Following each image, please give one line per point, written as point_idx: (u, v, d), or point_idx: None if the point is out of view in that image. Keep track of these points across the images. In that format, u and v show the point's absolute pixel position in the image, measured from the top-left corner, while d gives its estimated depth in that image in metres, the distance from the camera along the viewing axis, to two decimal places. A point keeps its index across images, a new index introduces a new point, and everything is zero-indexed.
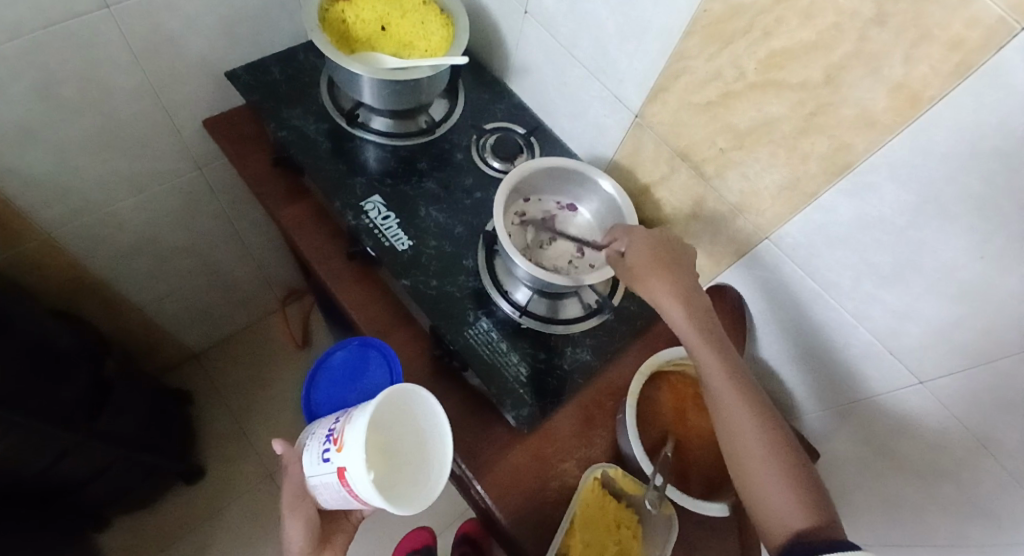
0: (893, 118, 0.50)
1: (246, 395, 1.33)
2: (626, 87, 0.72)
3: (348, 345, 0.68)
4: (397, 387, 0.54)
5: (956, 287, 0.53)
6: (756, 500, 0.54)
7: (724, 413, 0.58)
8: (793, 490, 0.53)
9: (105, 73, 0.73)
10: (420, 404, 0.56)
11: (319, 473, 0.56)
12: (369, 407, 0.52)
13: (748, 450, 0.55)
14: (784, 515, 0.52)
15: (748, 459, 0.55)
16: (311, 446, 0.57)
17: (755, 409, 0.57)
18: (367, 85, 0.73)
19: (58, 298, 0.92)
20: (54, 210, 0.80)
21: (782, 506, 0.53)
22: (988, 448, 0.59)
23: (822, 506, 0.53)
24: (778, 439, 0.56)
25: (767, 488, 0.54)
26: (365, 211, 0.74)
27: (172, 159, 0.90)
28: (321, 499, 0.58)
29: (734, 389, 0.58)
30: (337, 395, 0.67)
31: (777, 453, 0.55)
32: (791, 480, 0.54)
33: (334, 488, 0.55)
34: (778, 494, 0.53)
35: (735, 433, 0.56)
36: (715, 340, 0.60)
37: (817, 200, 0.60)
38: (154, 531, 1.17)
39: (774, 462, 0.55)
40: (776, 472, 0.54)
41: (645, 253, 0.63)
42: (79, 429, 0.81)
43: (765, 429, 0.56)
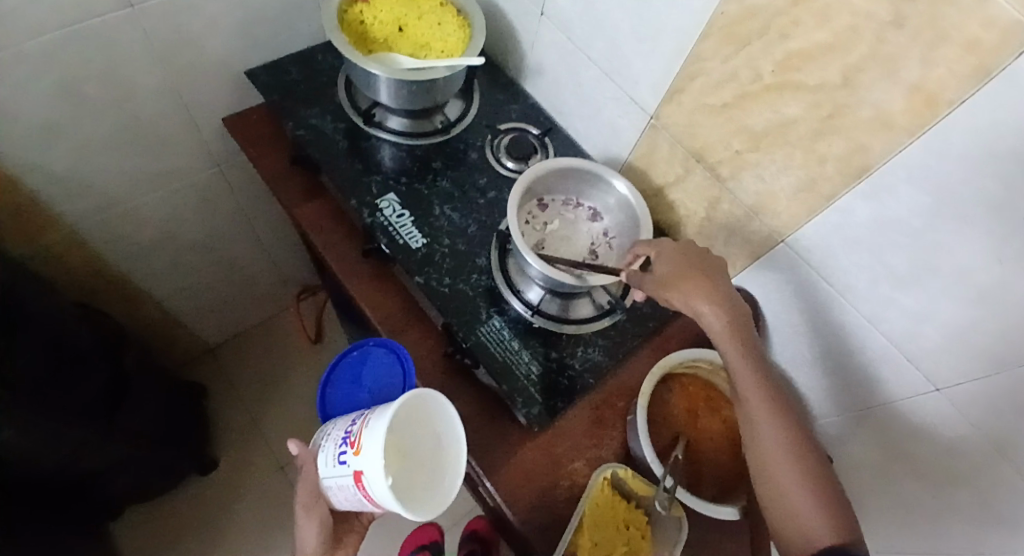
0: (910, 120, 0.49)
1: (260, 390, 1.34)
2: (641, 88, 0.73)
3: (364, 345, 0.69)
4: (415, 392, 0.55)
5: (974, 291, 0.52)
6: (783, 512, 0.53)
7: (754, 421, 0.57)
8: (820, 502, 0.53)
9: (129, 71, 0.74)
10: (435, 408, 0.56)
11: (334, 475, 0.56)
12: (387, 410, 0.53)
13: (778, 461, 0.54)
14: (812, 529, 0.52)
15: (778, 469, 0.54)
16: (326, 447, 0.58)
17: (785, 420, 0.56)
18: (384, 85, 0.74)
19: (79, 291, 0.94)
20: (77, 204, 0.82)
21: (810, 519, 0.52)
22: (1006, 455, 0.58)
23: (848, 521, 0.52)
24: (808, 452, 0.55)
25: (796, 500, 0.53)
26: (380, 209, 0.75)
27: (192, 156, 0.91)
28: (335, 500, 0.59)
29: (767, 399, 0.57)
30: (352, 396, 0.68)
31: (806, 465, 0.54)
32: (818, 492, 0.53)
33: (349, 490, 0.56)
34: (807, 507, 0.52)
35: (764, 442, 0.55)
36: (749, 348, 0.58)
37: (833, 201, 0.59)
38: (168, 523, 1.19)
39: (805, 474, 0.54)
40: (805, 484, 0.53)
41: (675, 259, 0.62)
42: (95, 420, 0.83)
43: (796, 441, 0.55)
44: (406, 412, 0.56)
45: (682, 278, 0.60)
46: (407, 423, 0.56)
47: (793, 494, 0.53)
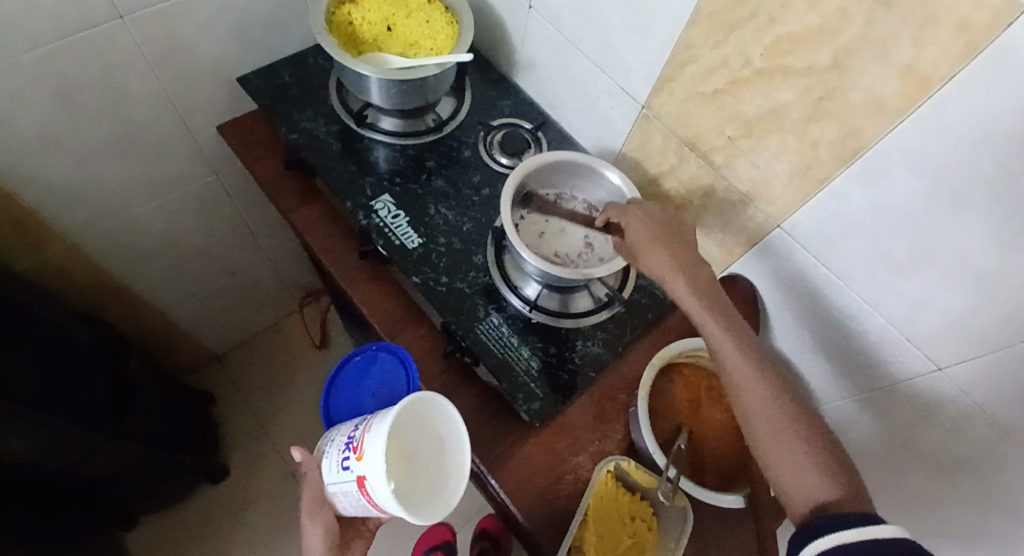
0: (902, 102, 0.49)
1: (267, 395, 1.35)
2: (632, 79, 0.72)
3: (366, 349, 0.69)
4: (417, 394, 0.54)
5: (972, 272, 0.52)
6: (775, 471, 0.51)
7: (736, 386, 0.55)
8: (814, 459, 0.50)
9: (122, 82, 0.75)
10: (436, 410, 0.57)
11: (338, 481, 0.57)
12: (388, 414, 0.53)
13: (763, 421, 0.53)
14: (805, 486, 0.49)
15: (764, 429, 0.53)
16: (330, 454, 0.58)
17: (771, 383, 0.54)
18: (374, 86, 0.74)
19: (83, 302, 0.95)
20: (76, 215, 0.83)
21: (801, 476, 0.50)
22: (1011, 436, 0.58)
23: (848, 478, 0.49)
24: (797, 413, 0.53)
25: (787, 459, 0.51)
26: (375, 210, 0.75)
27: (187, 164, 0.92)
28: (341, 506, 0.60)
29: (748, 363, 0.56)
30: (356, 400, 0.68)
31: (797, 425, 0.52)
32: (812, 450, 0.51)
33: (354, 496, 0.56)
34: (798, 463, 0.50)
35: (749, 405, 0.54)
36: (725, 315, 0.58)
37: (828, 186, 0.59)
38: (181, 528, 1.20)
39: (793, 433, 0.52)
40: (795, 442, 0.51)
41: (650, 236, 0.64)
42: (104, 430, 0.84)
43: (781, 402, 0.53)
44: (408, 416, 0.56)
45: (655, 253, 0.62)
46: (410, 427, 0.56)
47: (782, 452, 0.51)
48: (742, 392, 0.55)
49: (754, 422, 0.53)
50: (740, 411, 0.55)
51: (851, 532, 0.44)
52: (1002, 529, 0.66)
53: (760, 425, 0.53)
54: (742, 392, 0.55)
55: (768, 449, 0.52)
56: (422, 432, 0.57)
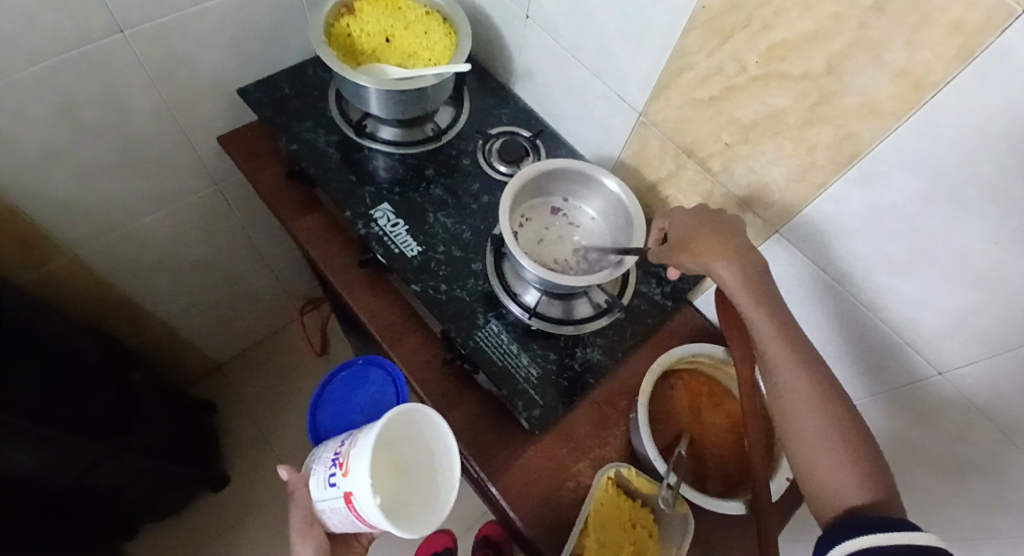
0: (898, 105, 0.49)
1: (269, 404, 1.35)
2: (629, 86, 0.73)
3: (354, 363, 0.71)
4: (401, 407, 0.54)
5: (971, 273, 0.52)
6: (808, 471, 0.52)
7: (777, 381, 0.55)
8: (849, 460, 0.50)
9: (125, 95, 0.76)
10: (422, 422, 0.57)
11: (326, 497, 0.57)
12: (373, 429, 0.53)
13: (802, 419, 0.53)
14: (839, 488, 0.50)
15: (802, 431, 0.53)
16: (317, 471, 0.58)
17: (812, 378, 0.54)
18: (373, 96, 0.74)
19: (86, 313, 0.95)
20: (79, 228, 0.83)
21: (835, 478, 0.50)
22: (1014, 440, 0.57)
23: (882, 481, 0.49)
24: (838, 410, 0.52)
25: (822, 460, 0.51)
26: (374, 219, 0.76)
27: (188, 176, 0.92)
28: (331, 523, 0.60)
29: (790, 357, 0.55)
30: (344, 415, 0.68)
31: (835, 422, 0.52)
32: (848, 450, 0.50)
33: (342, 512, 0.56)
34: (833, 465, 0.50)
35: (788, 401, 0.54)
36: (769, 304, 0.57)
37: (825, 190, 0.59)
38: (183, 539, 1.20)
39: (832, 432, 0.51)
40: (831, 443, 0.51)
41: (687, 224, 0.63)
42: (108, 440, 0.84)
43: (822, 399, 0.53)
44: (395, 430, 0.56)
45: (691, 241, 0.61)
46: (398, 440, 0.57)
47: (818, 452, 0.51)
48: (783, 387, 0.54)
49: (791, 419, 0.54)
50: (778, 407, 0.55)
51: (881, 536, 0.43)
52: (1008, 534, 0.66)
53: (799, 423, 0.53)
54: (782, 387, 0.54)
55: (804, 449, 0.52)
56: (411, 445, 0.57)
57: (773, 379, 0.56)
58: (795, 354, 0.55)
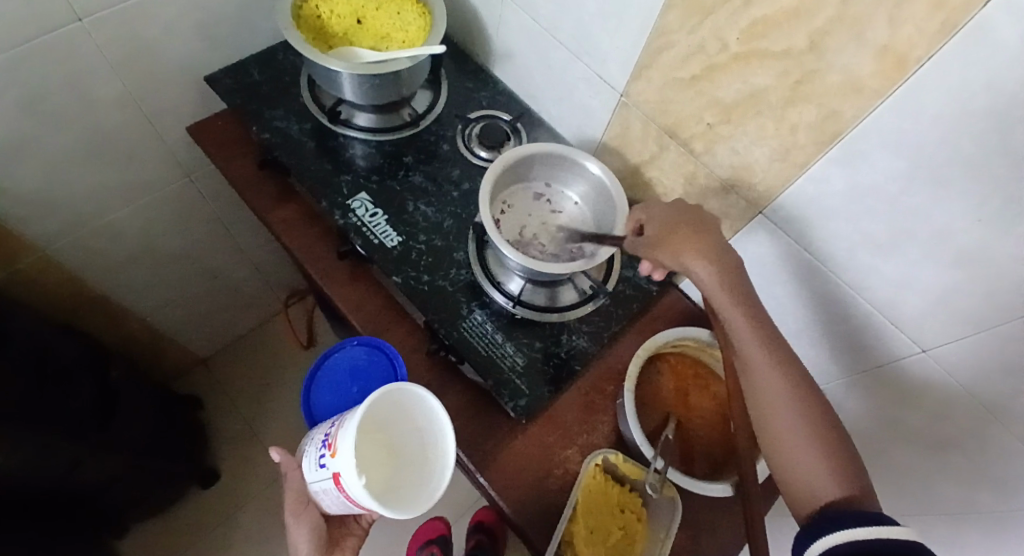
0: (880, 83, 0.48)
1: (256, 396, 1.34)
2: (609, 66, 0.71)
3: (345, 345, 0.68)
4: (388, 386, 0.54)
5: (953, 250, 0.51)
6: (785, 467, 0.52)
7: (754, 378, 0.55)
8: (824, 455, 0.50)
9: (87, 86, 0.72)
10: (413, 403, 0.56)
11: (317, 478, 0.56)
12: (358, 408, 0.52)
13: (779, 415, 0.53)
14: (815, 484, 0.50)
15: (780, 427, 0.52)
16: (309, 452, 0.58)
17: (788, 374, 0.54)
18: (346, 81, 0.72)
19: (61, 312, 0.93)
20: (48, 225, 0.81)
21: (811, 473, 0.50)
22: (996, 414, 0.58)
23: (857, 476, 0.49)
24: (813, 406, 0.53)
25: (799, 456, 0.51)
26: (352, 209, 0.74)
27: (159, 167, 0.89)
28: (325, 504, 0.59)
29: (766, 353, 0.55)
30: (341, 392, 0.67)
31: (810, 418, 0.52)
32: (823, 445, 0.51)
33: (333, 493, 0.56)
34: (808, 461, 0.50)
35: (765, 397, 0.54)
36: (744, 303, 0.57)
37: (808, 170, 0.58)
38: (174, 534, 1.20)
39: (807, 427, 0.52)
40: (807, 439, 0.51)
41: (665, 221, 0.62)
42: (89, 441, 0.83)
43: (797, 395, 0.53)
44: (385, 411, 0.56)
45: (668, 240, 0.60)
46: (390, 422, 0.56)
47: (795, 448, 0.51)
48: (760, 384, 0.54)
49: (769, 416, 0.53)
50: (754, 402, 0.55)
51: (863, 530, 0.43)
52: (988, 506, 0.67)
53: (776, 419, 0.53)
54: (760, 383, 0.54)
55: (780, 445, 0.52)
56: (403, 426, 0.56)
57: (750, 376, 0.55)
58: (771, 349, 0.55)
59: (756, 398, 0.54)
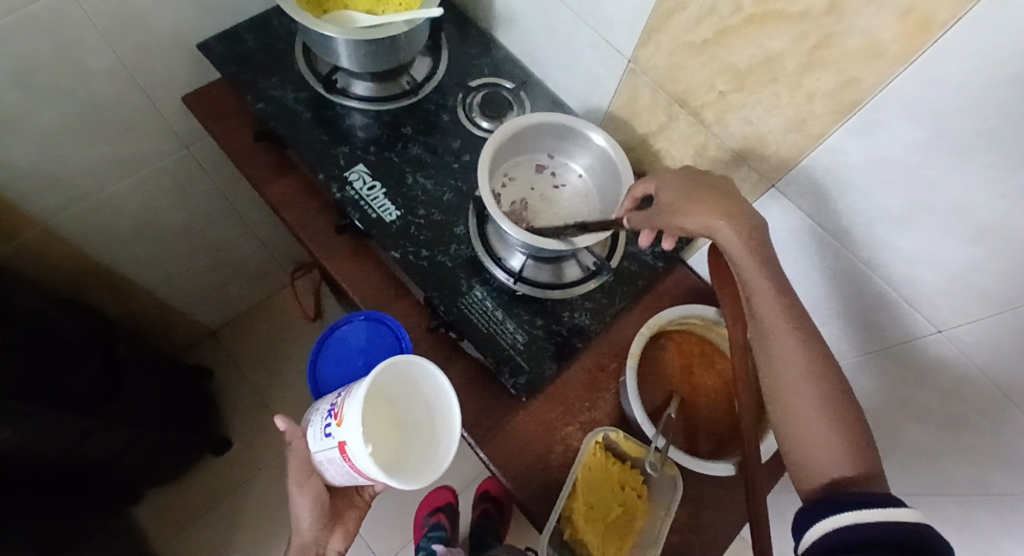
0: (903, 47, 0.44)
1: (265, 367, 1.36)
2: (616, 30, 0.67)
3: (354, 320, 0.67)
4: (397, 357, 0.53)
5: (976, 228, 0.48)
6: (795, 443, 0.50)
7: (772, 347, 0.52)
8: (837, 433, 0.48)
9: (77, 56, 0.70)
10: (421, 374, 0.55)
11: (322, 448, 0.56)
12: (366, 378, 0.52)
13: (794, 389, 0.50)
14: (826, 462, 0.48)
15: (795, 400, 0.50)
16: (315, 422, 0.58)
17: (806, 346, 0.51)
18: (342, 48, 0.69)
19: (65, 286, 0.93)
20: (46, 200, 0.80)
21: (822, 451, 0.48)
22: (1012, 397, 0.56)
23: (868, 456, 0.48)
24: (830, 381, 0.50)
25: (811, 432, 0.49)
26: (350, 182, 0.72)
27: (156, 138, 0.88)
28: (329, 475, 0.59)
29: (787, 322, 0.52)
30: (347, 365, 0.66)
31: (825, 395, 0.50)
32: (836, 423, 0.49)
33: (338, 463, 0.55)
34: (821, 438, 0.48)
35: (781, 370, 0.51)
36: (771, 273, 0.53)
37: (824, 141, 0.55)
38: (188, 500, 1.23)
39: (822, 405, 0.49)
40: (821, 415, 0.49)
41: (679, 187, 0.58)
42: (96, 415, 0.84)
43: (817, 371, 0.50)
44: (393, 380, 0.55)
45: (692, 203, 0.56)
46: (397, 394, 0.56)
47: (808, 424, 0.49)
48: (777, 356, 0.52)
49: (785, 388, 0.51)
50: (769, 375, 0.52)
51: (870, 513, 0.42)
52: (1000, 487, 0.65)
53: (790, 393, 0.51)
54: (776, 353, 0.52)
55: (792, 421, 0.50)
56: (410, 398, 0.56)
57: (768, 347, 0.52)
58: (794, 320, 0.52)
59: (773, 367, 0.52)
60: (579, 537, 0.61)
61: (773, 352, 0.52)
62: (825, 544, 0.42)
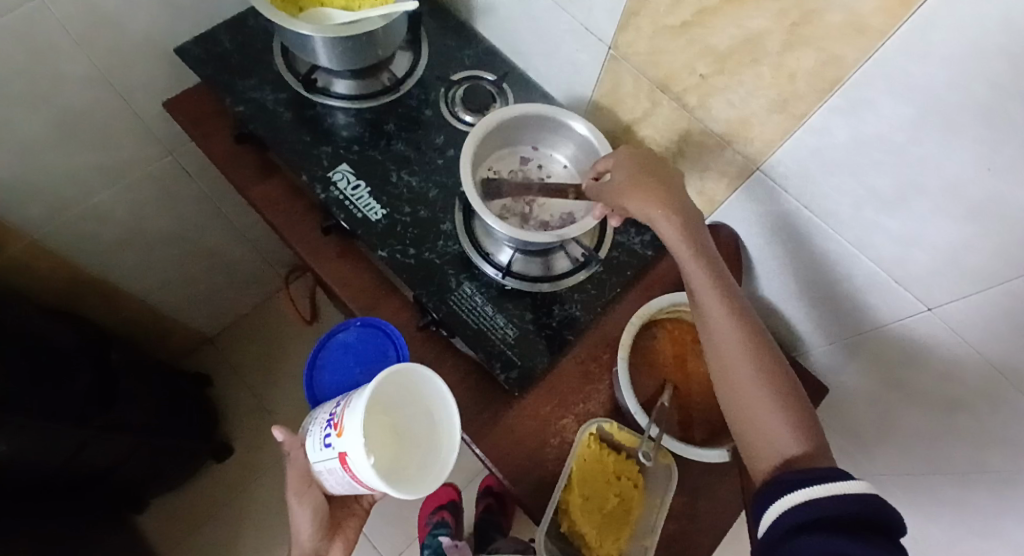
0: (884, 21, 0.43)
1: (263, 371, 1.36)
2: (595, 17, 0.66)
3: (350, 326, 0.67)
4: (399, 365, 0.53)
5: (964, 204, 0.48)
6: (745, 423, 0.50)
7: (712, 332, 0.53)
8: (783, 410, 0.49)
9: (51, 64, 0.70)
10: (420, 382, 0.55)
11: (322, 458, 0.56)
12: (366, 389, 0.51)
13: (737, 370, 0.51)
14: (775, 441, 0.48)
15: (740, 381, 0.50)
16: (313, 432, 0.57)
17: (747, 330, 0.52)
18: (319, 46, 0.68)
19: (55, 297, 0.93)
20: (29, 212, 0.80)
21: (770, 429, 0.48)
22: (1005, 375, 0.55)
23: (815, 432, 0.48)
24: (769, 360, 0.51)
25: (757, 411, 0.49)
26: (333, 182, 0.71)
27: (138, 145, 0.87)
28: (328, 484, 0.59)
29: (726, 307, 0.53)
30: (344, 375, 0.66)
31: (767, 376, 0.50)
32: (780, 401, 0.49)
33: (338, 473, 0.55)
34: (767, 415, 0.49)
35: (725, 353, 0.52)
36: (709, 261, 0.54)
37: (808, 121, 0.54)
38: (191, 505, 1.24)
39: (768, 384, 0.50)
40: (768, 395, 0.49)
41: (633, 170, 0.57)
42: (93, 425, 0.84)
43: (755, 351, 0.51)
44: (391, 388, 0.55)
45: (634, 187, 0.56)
46: (397, 400, 0.55)
47: (753, 401, 0.49)
48: (718, 338, 0.52)
49: (730, 371, 0.51)
50: (713, 360, 0.53)
51: (827, 488, 0.41)
52: (998, 465, 0.65)
53: (733, 372, 0.51)
54: (716, 337, 0.53)
55: (739, 401, 0.50)
56: (409, 405, 0.56)
57: (710, 334, 0.53)
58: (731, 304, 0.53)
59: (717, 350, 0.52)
60: (575, 529, 0.61)
61: (714, 335, 0.53)
62: (784, 523, 0.41)
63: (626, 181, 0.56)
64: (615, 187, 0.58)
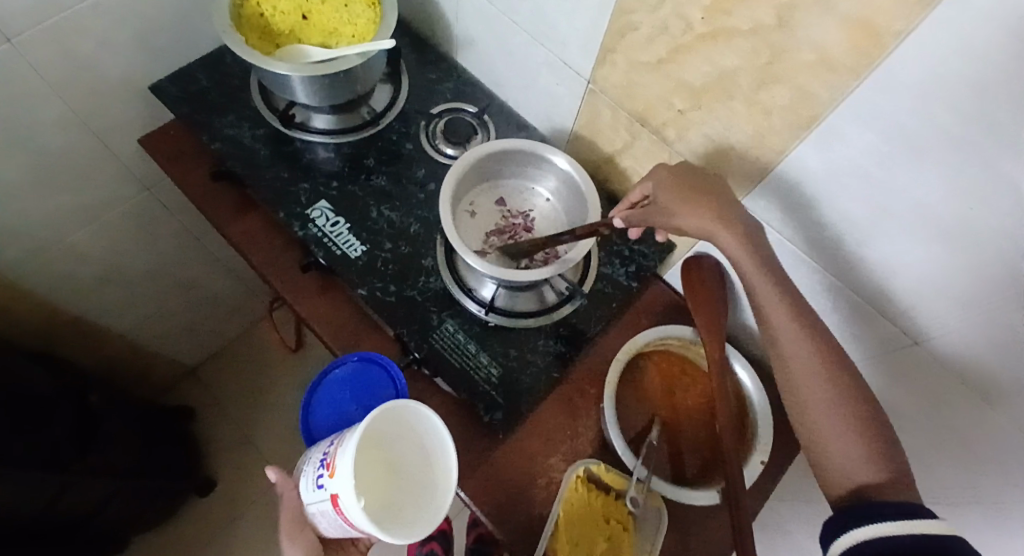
0: (856, 60, 0.43)
1: (247, 403, 1.33)
2: (571, 51, 0.66)
3: (347, 362, 0.64)
4: (392, 402, 0.51)
5: (942, 228, 0.46)
6: (816, 446, 0.48)
7: (782, 349, 0.50)
8: (859, 435, 0.46)
9: (26, 106, 0.68)
10: (416, 416, 0.54)
11: (315, 499, 0.54)
12: (359, 424, 0.49)
13: (810, 388, 0.48)
14: (848, 467, 0.45)
15: (812, 405, 0.48)
16: (307, 472, 0.55)
17: (818, 345, 0.49)
18: (296, 84, 0.67)
19: (33, 338, 0.91)
20: (7, 253, 0.78)
21: (846, 456, 0.45)
22: (995, 404, 0.50)
23: (895, 460, 0.45)
24: (841, 375, 0.48)
25: (831, 435, 0.47)
26: (312, 219, 0.70)
27: (116, 185, 0.86)
28: (322, 527, 0.56)
29: (791, 317, 0.50)
30: (338, 413, 0.63)
31: (843, 397, 0.47)
32: (856, 425, 0.46)
33: (331, 515, 0.53)
34: (843, 440, 0.46)
35: (797, 370, 0.49)
36: (778, 280, 0.51)
37: (785, 155, 0.54)
38: (176, 545, 1.20)
39: (843, 409, 0.47)
40: (843, 419, 0.47)
41: (672, 190, 0.56)
42: (71, 469, 0.81)
43: (828, 373, 0.48)
44: (386, 424, 0.53)
45: (685, 203, 0.54)
46: (392, 437, 0.53)
47: (827, 424, 0.47)
48: (790, 356, 0.50)
49: (802, 392, 0.49)
50: (784, 378, 0.51)
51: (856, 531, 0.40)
52: None
53: (803, 391, 0.49)
54: (787, 353, 0.50)
55: (812, 425, 0.48)
56: (404, 441, 0.54)
57: (780, 353, 0.51)
58: (802, 320, 0.50)
59: (789, 369, 0.50)
60: None
61: (786, 353, 0.50)
62: None
63: (674, 195, 0.55)
64: (661, 202, 0.56)
